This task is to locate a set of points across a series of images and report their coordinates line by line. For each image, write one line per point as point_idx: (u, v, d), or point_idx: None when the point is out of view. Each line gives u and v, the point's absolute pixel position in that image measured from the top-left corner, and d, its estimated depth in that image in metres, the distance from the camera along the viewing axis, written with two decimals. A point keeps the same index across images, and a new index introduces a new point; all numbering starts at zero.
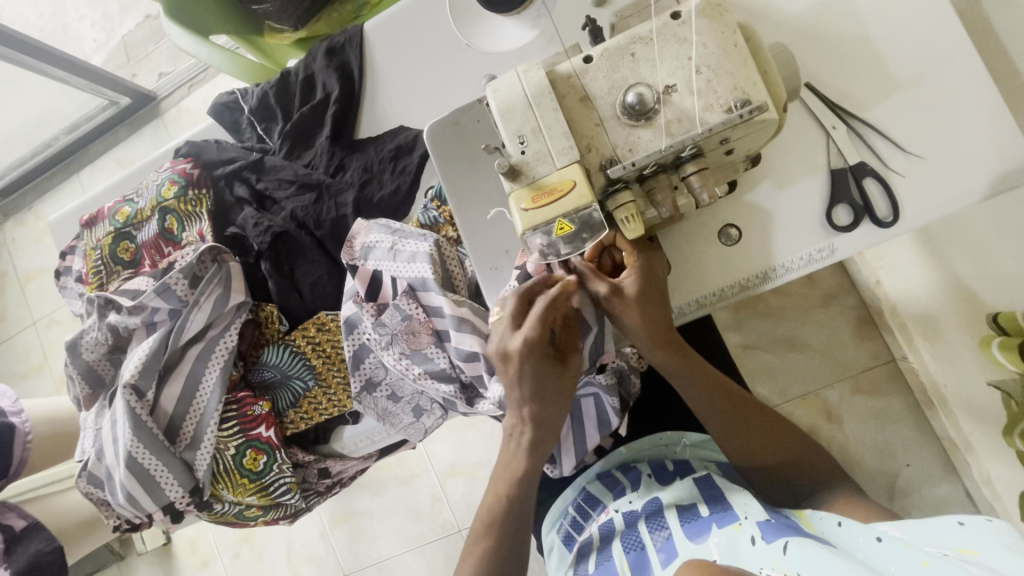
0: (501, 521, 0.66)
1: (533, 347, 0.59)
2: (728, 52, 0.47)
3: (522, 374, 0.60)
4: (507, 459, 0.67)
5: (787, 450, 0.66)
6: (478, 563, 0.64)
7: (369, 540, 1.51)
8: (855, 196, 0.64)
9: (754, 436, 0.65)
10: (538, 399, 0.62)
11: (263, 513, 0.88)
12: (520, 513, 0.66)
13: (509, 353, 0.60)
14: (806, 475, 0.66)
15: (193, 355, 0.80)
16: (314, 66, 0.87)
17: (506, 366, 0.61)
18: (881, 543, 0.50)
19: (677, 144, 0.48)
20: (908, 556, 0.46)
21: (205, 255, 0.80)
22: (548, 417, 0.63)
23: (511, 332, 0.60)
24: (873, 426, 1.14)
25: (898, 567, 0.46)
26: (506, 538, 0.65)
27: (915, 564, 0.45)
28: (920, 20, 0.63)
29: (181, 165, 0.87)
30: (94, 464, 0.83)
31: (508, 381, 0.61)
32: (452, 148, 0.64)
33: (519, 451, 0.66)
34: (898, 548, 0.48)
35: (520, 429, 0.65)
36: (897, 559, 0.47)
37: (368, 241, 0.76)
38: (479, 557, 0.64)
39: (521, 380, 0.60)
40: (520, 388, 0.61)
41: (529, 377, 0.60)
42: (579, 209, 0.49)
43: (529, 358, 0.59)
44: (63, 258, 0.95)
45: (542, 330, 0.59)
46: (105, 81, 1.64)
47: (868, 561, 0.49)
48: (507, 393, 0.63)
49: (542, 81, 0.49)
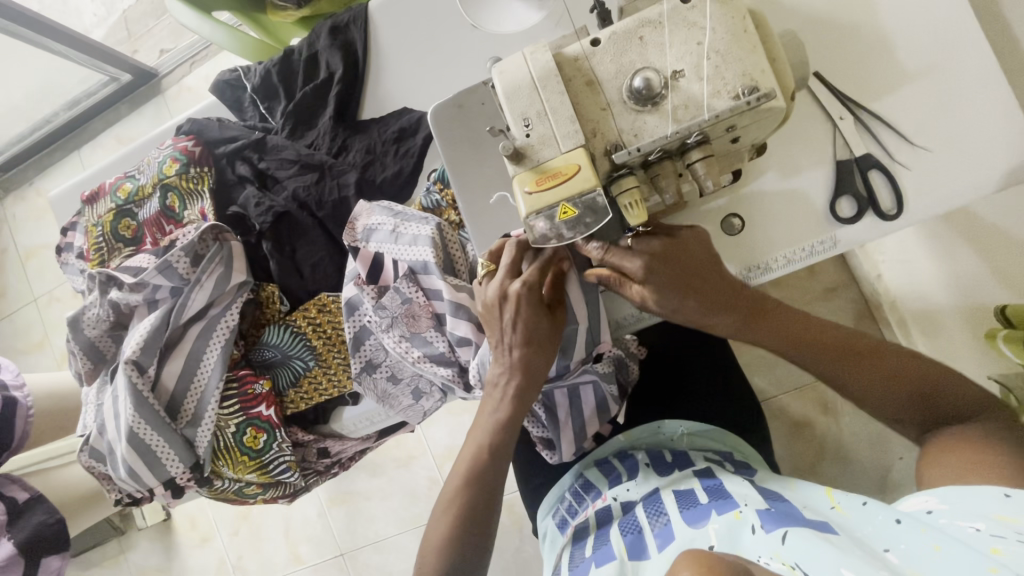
0: (481, 472, 0.68)
1: (532, 289, 0.61)
2: (738, 37, 0.47)
3: (518, 315, 0.62)
4: (488, 407, 0.68)
5: (911, 384, 0.59)
6: (454, 523, 0.65)
7: (366, 520, 1.53)
8: (860, 188, 0.64)
9: (865, 376, 0.60)
10: (529, 345, 0.63)
11: (263, 490, 0.89)
12: (498, 461, 0.68)
13: (508, 295, 0.62)
14: (938, 410, 0.58)
15: (194, 333, 0.81)
16: (318, 46, 0.86)
17: (503, 308, 0.62)
18: (899, 525, 0.50)
19: (683, 131, 0.47)
20: (921, 541, 0.46)
21: (206, 234, 0.80)
22: (536, 364, 0.64)
23: (509, 279, 0.62)
24: (867, 419, 1.17)
25: (908, 548, 0.47)
26: (481, 492, 0.67)
27: (927, 550, 0.45)
28: (933, 9, 0.63)
29: (183, 142, 0.86)
30: (96, 439, 0.84)
31: (504, 324, 0.63)
32: (456, 132, 0.64)
33: (503, 401, 0.66)
34: (913, 531, 0.48)
35: (506, 378, 0.66)
36: (909, 541, 0.47)
37: (370, 224, 0.76)
38: (455, 515, 0.66)
39: (515, 323, 0.62)
40: (515, 330, 0.63)
41: (523, 321, 0.62)
42: (582, 194, 0.48)
43: (527, 299, 0.61)
44: (64, 234, 0.94)
45: (540, 277, 0.62)
46: (105, 56, 1.62)
47: (880, 539, 0.49)
48: (496, 337, 0.64)
49: (548, 63, 0.49)
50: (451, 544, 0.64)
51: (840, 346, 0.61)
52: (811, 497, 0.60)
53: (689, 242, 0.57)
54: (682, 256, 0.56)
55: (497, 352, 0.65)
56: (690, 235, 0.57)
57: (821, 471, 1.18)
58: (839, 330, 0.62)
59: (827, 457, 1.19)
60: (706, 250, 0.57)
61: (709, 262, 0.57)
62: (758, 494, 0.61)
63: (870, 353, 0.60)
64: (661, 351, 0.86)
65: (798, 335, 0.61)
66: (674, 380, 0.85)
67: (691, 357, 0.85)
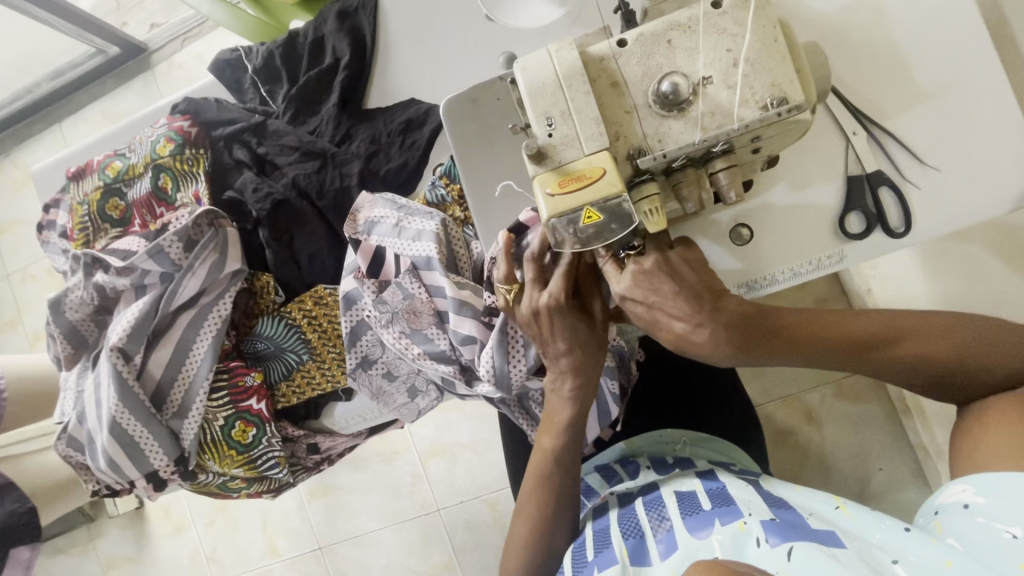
0: (552, 477, 0.66)
1: (562, 302, 0.58)
2: (769, 46, 0.46)
3: (555, 327, 0.59)
4: (551, 413, 0.65)
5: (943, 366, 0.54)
6: (534, 524, 0.67)
7: (347, 515, 1.51)
8: (869, 205, 0.64)
9: (886, 361, 0.55)
10: (574, 349, 0.60)
11: (248, 485, 0.87)
12: (566, 465, 0.66)
13: (539, 310, 0.59)
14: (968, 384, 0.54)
15: (184, 321, 0.77)
16: (324, 30, 0.83)
17: (539, 322, 0.59)
18: (908, 533, 0.52)
19: (710, 140, 0.47)
20: (929, 553, 0.49)
21: (201, 219, 0.76)
22: (588, 364, 0.61)
23: (538, 291, 0.59)
24: (849, 430, 1.19)
25: (917, 560, 0.49)
26: (556, 493, 0.67)
27: (936, 563, 0.48)
28: (952, 28, 0.63)
29: (178, 121, 0.83)
30: (74, 427, 0.80)
31: (542, 337, 0.60)
32: (468, 125, 0.63)
33: (562, 403, 0.64)
34: (922, 540, 0.50)
35: (560, 380, 0.63)
36: (918, 553, 0.50)
37: (373, 216, 0.75)
38: (532, 517, 0.67)
39: (555, 335, 0.59)
40: (555, 341, 0.60)
41: (561, 329, 0.59)
42: (607, 198, 0.46)
43: (560, 311, 0.58)
44: (46, 212, 0.90)
45: (567, 285, 0.58)
46: (92, 28, 1.56)
47: (892, 548, 0.51)
48: (542, 348, 0.62)
49: (574, 62, 0.47)
50: (534, 543, 0.67)
51: (856, 337, 0.55)
52: (813, 500, 0.61)
53: (670, 257, 0.55)
54: (653, 277, 0.54)
55: (547, 360, 0.63)
56: (655, 259, 0.55)
57: (803, 480, 1.20)
58: (858, 316, 0.56)
59: (810, 466, 1.20)
60: (691, 264, 0.56)
61: (672, 282, 0.54)
62: (761, 501, 0.60)
63: (892, 335, 0.54)
64: (661, 358, 0.86)
65: (803, 340, 0.55)
66: (674, 387, 0.84)
67: (689, 365, 0.85)
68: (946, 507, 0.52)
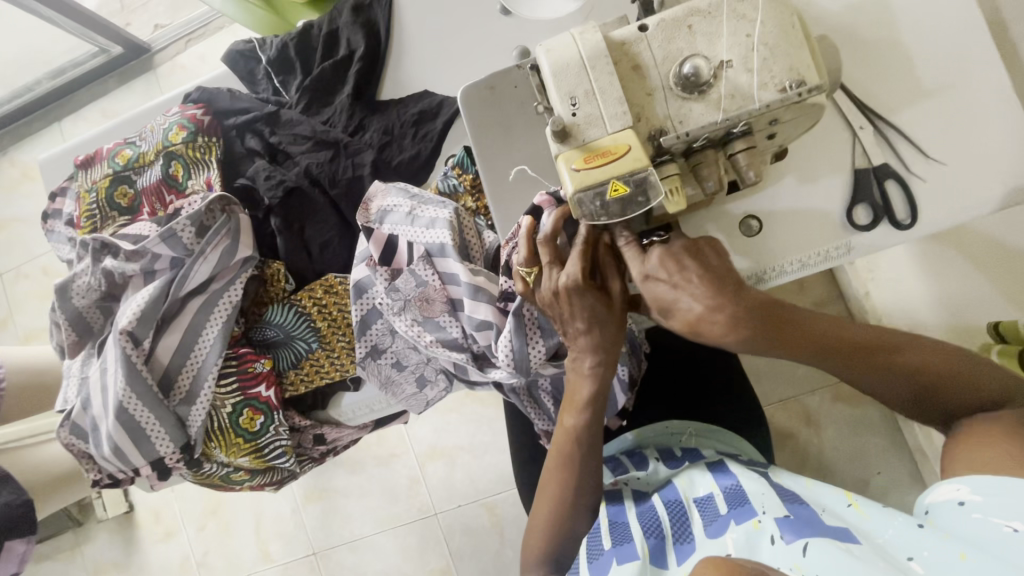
0: (574, 456, 0.66)
1: (581, 283, 0.57)
2: (787, 33, 0.47)
3: (574, 307, 0.59)
4: (572, 392, 0.65)
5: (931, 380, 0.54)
6: (555, 502, 0.68)
7: (343, 519, 1.49)
8: (876, 197, 0.66)
9: (877, 370, 0.55)
10: (594, 328, 0.60)
11: (251, 477, 0.86)
12: (588, 444, 0.66)
13: (558, 291, 0.59)
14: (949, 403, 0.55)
15: (193, 307, 0.77)
16: (339, 23, 0.84)
17: (558, 303, 0.59)
18: (921, 529, 0.50)
19: (730, 120, 0.48)
20: (943, 545, 0.47)
21: (214, 205, 0.77)
22: (608, 344, 0.61)
23: (556, 271, 0.59)
24: (848, 433, 1.20)
25: (931, 555, 0.48)
26: (578, 472, 0.67)
27: (952, 557, 0.46)
28: (954, 26, 0.65)
29: (191, 110, 0.83)
30: (78, 414, 0.79)
31: (561, 317, 0.61)
32: (486, 113, 0.64)
33: (582, 380, 0.64)
34: (936, 536, 0.49)
35: (580, 359, 0.63)
36: (932, 546, 0.48)
37: (385, 205, 0.75)
38: (553, 495, 0.68)
39: (574, 315, 0.59)
40: (575, 320, 0.60)
41: (580, 309, 0.59)
42: (633, 172, 0.47)
43: (578, 293, 0.58)
44: (52, 200, 0.90)
45: (586, 263, 0.57)
46: (96, 26, 1.56)
47: (908, 544, 0.50)
48: (563, 329, 0.62)
49: (598, 44, 0.48)
50: (558, 521, 0.68)
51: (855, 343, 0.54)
52: (825, 495, 0.59)
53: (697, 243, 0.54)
54: (680, 259, 0.53)
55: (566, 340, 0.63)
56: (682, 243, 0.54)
57: None
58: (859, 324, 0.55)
59: (811, 468, 1.21)
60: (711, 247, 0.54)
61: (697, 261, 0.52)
62: (775, 495, 0.59)
63: (887, 346, 0.55)
64: (668, 352, 0.87)
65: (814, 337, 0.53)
66: (681, 381, 0.84)
67: (694, 358, 0.86)
68: (937, 507, 0.51)
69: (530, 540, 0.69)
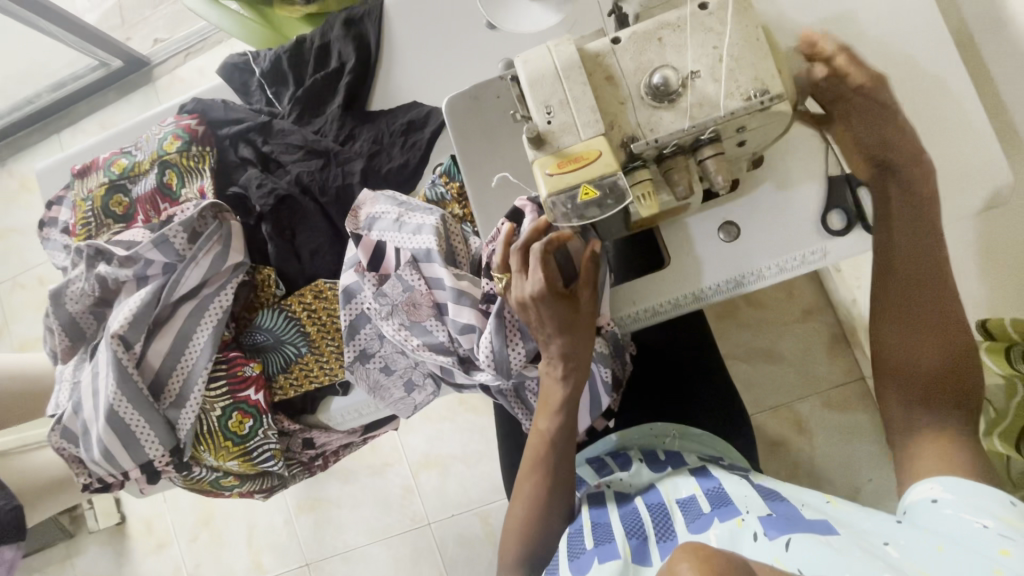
0: (548, 456, 0.69)
1: (547, 291, 0.60)
2: (751, 45, 0.49)
3: (542, 314, 0.62)
4: (547, 395, 0.69)
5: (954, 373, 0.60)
6: (529, 500, 0.69)
7: (335, 529, 1.49)
8: (849, 203, 0.66)
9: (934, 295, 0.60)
10: (563, 333, 0.63)
11: (241, 482, 0.87)
12: (562, 444, 0.69)
13: (526, 300, 0.61)
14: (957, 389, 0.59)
15: (184, 312, 0.78)
16: (331, 36, 0.87)
17: (529, 309, 0.62)
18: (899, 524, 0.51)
19: (698, 127, 0.50)
20: (921, 539, 0.48)
21: (206, 212, 0.79)
22: (576, 347, 0.64)
23: (524, 280, 0.61)
24: (839, 439, 1.21)
25: (908, 543, 0.48)
26: (552, 471, 0.68)
27: (928, 548, 0.47)
28: (922, 38, 0.67)
29: (185, 120, 0.85)
30: (69, 418, 0.80)
31: (531, 324, 0.63)
32: (470, 121, 0.66)
33: (557, 385, 0.67)
34: (915, 531, 0.49)
35: (554, 362, 0.66)
36: (909, 537, 0.49)
37: (374, 212, 0.77)
38: (528, 494, 0.69)
39: (542, 321, 0.62)
40: (544, 326, 0.62)
41: (549, 315, 0.62)
42: (605, 175, 0.49)
43: (546, 300, 0.60)
44: (49, 209, 0.92)
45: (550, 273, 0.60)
46: (97, 41, 1.60)
47: (885, 535, 0.50)
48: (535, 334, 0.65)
49: (572, 55, 0.50)
50: (534, 519, 0.68)
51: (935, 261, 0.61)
52: (805, 494, 0.60)
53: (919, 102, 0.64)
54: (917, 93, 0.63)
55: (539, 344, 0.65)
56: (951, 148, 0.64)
57: None
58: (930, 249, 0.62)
59: (801, 475, 1.21)
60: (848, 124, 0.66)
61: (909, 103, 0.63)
62: (758, 496, 0.60)
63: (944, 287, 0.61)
64: (653, 358, 0.88)
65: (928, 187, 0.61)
66: (666, 387, 0.85)
67: (680, 364, 0.87)
68: (912, 507, 0.53)
69: (507, 538, 0.70)
